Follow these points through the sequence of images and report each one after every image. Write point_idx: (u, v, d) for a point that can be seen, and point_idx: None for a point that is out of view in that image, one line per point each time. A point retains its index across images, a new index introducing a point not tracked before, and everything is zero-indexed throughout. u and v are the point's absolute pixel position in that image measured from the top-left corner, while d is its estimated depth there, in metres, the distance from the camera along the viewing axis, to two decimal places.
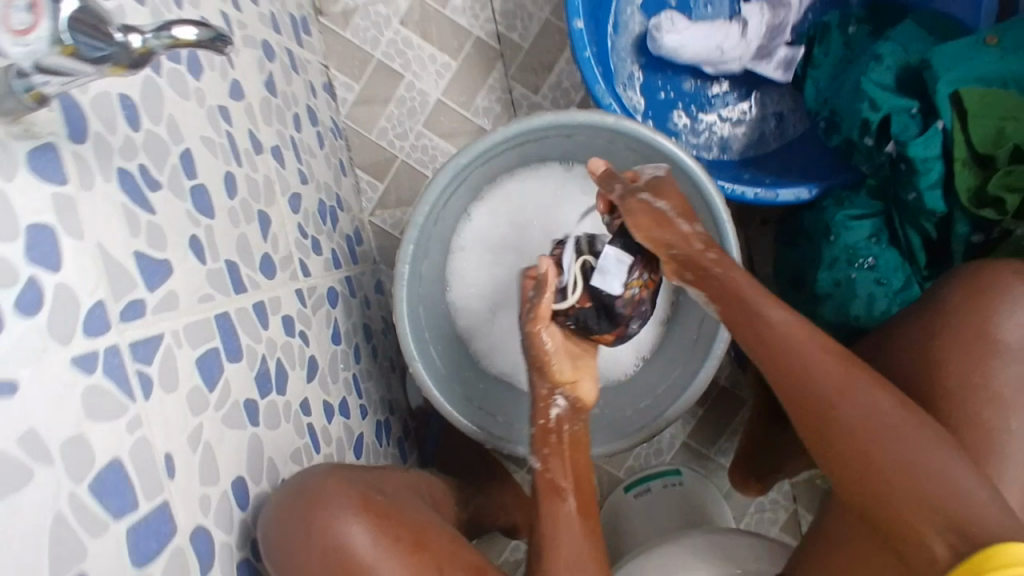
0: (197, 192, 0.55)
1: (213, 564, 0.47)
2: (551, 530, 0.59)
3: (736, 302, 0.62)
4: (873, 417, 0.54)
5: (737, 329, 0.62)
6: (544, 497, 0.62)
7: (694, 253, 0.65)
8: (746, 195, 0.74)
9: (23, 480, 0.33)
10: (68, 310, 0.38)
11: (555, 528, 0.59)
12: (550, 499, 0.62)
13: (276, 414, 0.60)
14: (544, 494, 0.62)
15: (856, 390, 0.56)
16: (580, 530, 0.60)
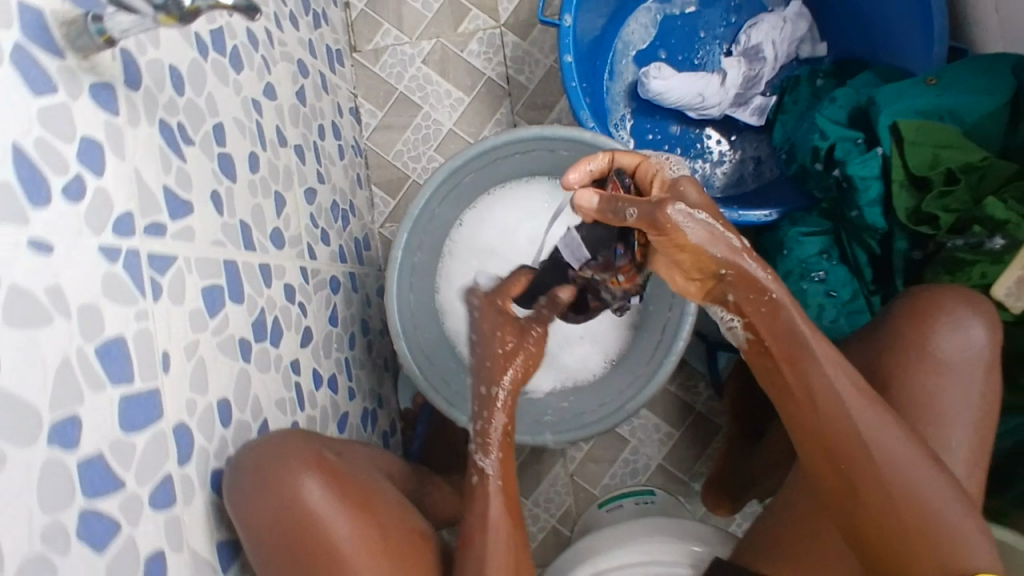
0: (224, 158, 0.65)
1: (191, 460, 0.54)
2: (476, 530, 0.61)
3: (779, 334, 0.60)
4: (893, 458, 0.60)
5: (771, 357, 0.62)
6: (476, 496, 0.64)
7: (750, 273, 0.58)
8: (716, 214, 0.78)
9: (48, 321, 0.41)
10: (102, 209, 0.47)
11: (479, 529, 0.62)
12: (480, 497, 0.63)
13: (267, 361, 0.68)
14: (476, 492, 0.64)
15: (874, 426, 0.61)
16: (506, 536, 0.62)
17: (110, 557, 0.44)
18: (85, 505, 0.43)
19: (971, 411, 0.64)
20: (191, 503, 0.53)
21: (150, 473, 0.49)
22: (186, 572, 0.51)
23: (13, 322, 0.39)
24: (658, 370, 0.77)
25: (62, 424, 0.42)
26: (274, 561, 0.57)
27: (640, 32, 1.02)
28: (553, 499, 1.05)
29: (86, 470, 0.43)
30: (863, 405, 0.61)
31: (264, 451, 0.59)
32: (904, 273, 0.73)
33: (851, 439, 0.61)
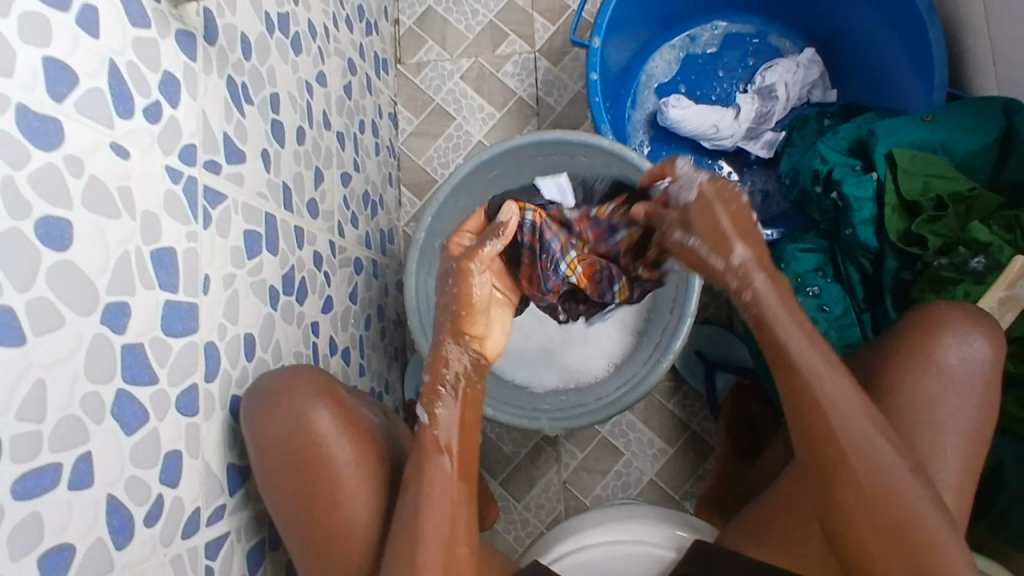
0: (276, 124, 0.72)
1: (215, 378, 0.57)
2: (425, 490, 0.59)
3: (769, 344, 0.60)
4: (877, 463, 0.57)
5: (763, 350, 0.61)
6: (424, 451, 0.61)
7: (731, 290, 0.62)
8: None
9: (116, 215, 0.47)
10: (172, 134, 0.53)
11: (428, 486, 0.59)
12: (431, 455, 0.60)
13: (292, 314, 0.72)
14: (424, 447, 0.61)
15: (854, 444, 0.58)
16: (451, 495, 0.60)
17: (135, 441, 0.48)
18: (122, 386, 0.47)
19: (974, 427, 0.63)
20: (210, 417, 0.57)
21: (180, 378, 0.53)
22: (196, 479, 0.54)
23: (88, 206, 0.44)
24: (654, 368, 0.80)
25: (114, 308, 0.46)
26: (277, 480, 0.61)
27: (664, 67, 1.10)
28: (544, 505, 1.06)
29: (127, 355, 0.47)
30: (852, 422, 0.58)
31: (278, 378, 0.62)
32: (893, 291, 0.77)
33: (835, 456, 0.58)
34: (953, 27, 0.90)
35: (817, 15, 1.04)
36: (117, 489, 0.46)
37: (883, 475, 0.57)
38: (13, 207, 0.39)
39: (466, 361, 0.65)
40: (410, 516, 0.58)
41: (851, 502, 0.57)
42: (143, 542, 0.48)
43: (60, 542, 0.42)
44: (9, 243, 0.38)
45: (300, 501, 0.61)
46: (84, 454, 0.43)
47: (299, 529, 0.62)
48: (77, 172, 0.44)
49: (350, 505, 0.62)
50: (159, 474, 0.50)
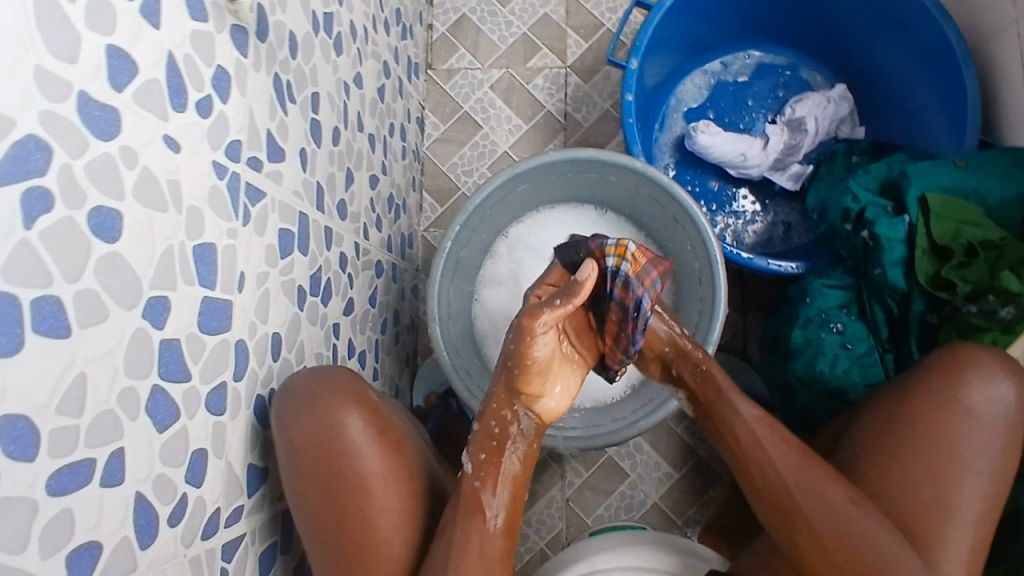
0: (315, 124, 0.71)
1: (244, 376, 0.57)
2: (463, 548, 0.61)
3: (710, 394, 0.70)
4: (828, 499, 0.61)
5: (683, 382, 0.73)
6: (468, 511, 0.63)
7: (687, 352, 0.72)
8: (751, 260, 0.84)
9: (165, 209, 0.46)
10: (221, 130, 0.53)
11: (467, 544, 0.62)
12: (473, 518, 0.63)
13: (316, 315, 0.72)
14: (468, 507, 0.63)
15: (802, 489, 0.63)
16: (490, 548, 0.63)
17: (166, 439, 0.47)
18: (158, 382, 0.46)
19: (998, 465, 0.63)
20: (236, 416, 0.56)
21: (211, 376, 0.52)
22: (219, 478, 0.53)
23: (139, 199, 0.44)
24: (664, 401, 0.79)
25: (155, 302, 0.45)
26: (303, 484, 0.60)
27: (694, 91, 1.11)
28: (545, 521, 1.05)
29: (164, 351, 0.46)
30: (800, 466, 0.64)
31: (314, 378, 0.62)
32: (918, 333, 0.77)
33: (784, 496, 0.63)
34: (988, 73, 0.91)
35: (850, 52, 1.05)
36: (145, 487, 0.45)
37: (846, 518, 0.60)
38: (68, 196, 0.38)
39: (527, 424, 0.69)
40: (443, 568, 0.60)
41: (808, 541, 0.62)
42: (165, 541, 0.47)
43: (89, 539, 0.41)
44: (63, 233, 0.38)
45: (325, 502, 0.61)
46: (117, 450, 0.43)
47: (318, 531, 0.61)
48: (131, 163, 0.43)
49: (377, 516, 0.62)
50: (185, 473, 0.49)
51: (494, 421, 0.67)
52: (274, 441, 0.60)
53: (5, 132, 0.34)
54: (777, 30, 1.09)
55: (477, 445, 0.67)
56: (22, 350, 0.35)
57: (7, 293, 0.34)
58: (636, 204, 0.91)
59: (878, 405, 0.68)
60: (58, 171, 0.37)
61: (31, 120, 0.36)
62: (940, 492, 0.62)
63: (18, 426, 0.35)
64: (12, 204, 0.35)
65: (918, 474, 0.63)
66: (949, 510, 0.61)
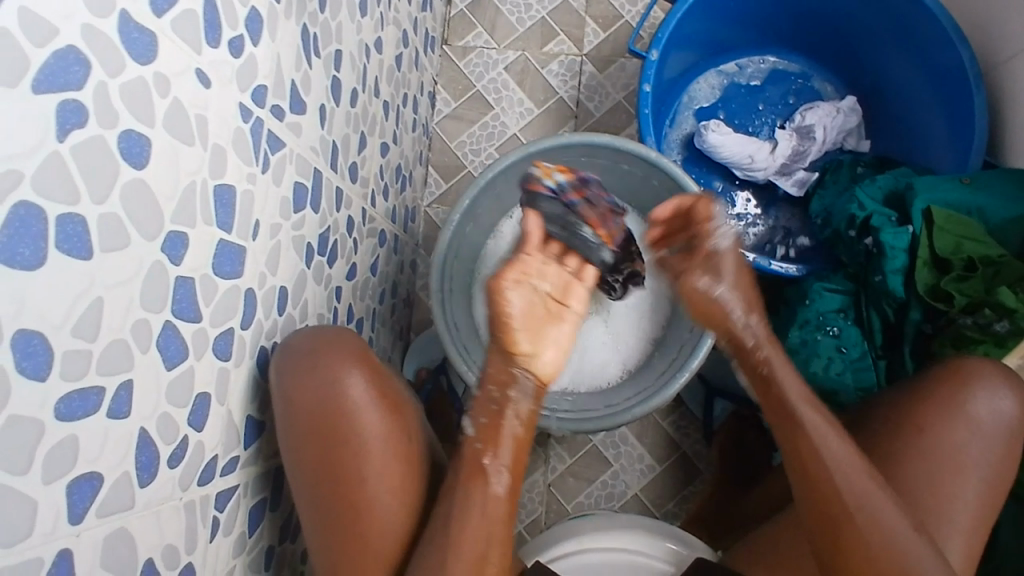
0: (336, 81, 0.70)
1: (250, 325, 0.56)
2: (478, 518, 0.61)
3: (777, 401, 0.67)
4: (877, 518, 0.61)
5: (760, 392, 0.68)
6: (471, 478, 0.62)
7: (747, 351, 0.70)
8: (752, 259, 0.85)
9: (191, 143, 0.45)
10: (249, 72, 0.52)
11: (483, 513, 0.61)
12: (478, 481, 0.62)
13: (321, 275, 0.71)
14: (470, 473, 0.62)
15: (862, 495, 0.62)
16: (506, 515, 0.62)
17: (173, 377, 0.46)
18: (169, 319, 0.45)
19: (993, 474, 0.65)
20: (241, 365, 0.55)
21: (221, 320, 0.51)
22: (220, 426, 0.52)
23: (168, 128, 0.43)
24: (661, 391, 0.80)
25: (175, 237, 0.44)
26: (304, 442, 0.59)
27: (707, 91, 1.12)
28: (525, 505, 1.05)
29: (179, 289, 0.45)
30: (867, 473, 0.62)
31: (314, 336, 0.61)
32: (912, 341, 0.79)
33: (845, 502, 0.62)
34: (995, 98, 0.94)
35: (863, 65, 1.06)
36: (149, 424, 0.44)
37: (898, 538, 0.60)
38: (101, 114, 0.37)
39: (526, 385, 0.65)
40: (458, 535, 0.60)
41: (849, 548, 0.61)
42: (163, 482, 0.46)
43: (91, 469, 0.39)
44: (92, 151, 0.37)
45: (322, 463, 0.60)
46: (126, 382, 0.41)
47: (316, 491, 0.60)
48: (164, 92, 0.42)
49: (373, 478, 0.61)
50: (189, 415, 0.48)
51: (495, 387, 0.65)
52: (271, 399, 0.59)
53: (48, 39, 0.34)
54: (794, 37, 1.10)
55: (477, 410, 0.64)
56: (43, 265, 0.34)
57: (34, 204, 0.33)
58: (646, 196, 0.92)
59: (882, 408, 0.70)
60: (94, 88, 0.37)
61: (72, 32, 0.35)
62: (941, 502, 0.64)
63: (32, 342, 0.34)
64: (45, 113, 0.34)
65: (923, 480, 0.64)
66: (945, 517, 0.63)
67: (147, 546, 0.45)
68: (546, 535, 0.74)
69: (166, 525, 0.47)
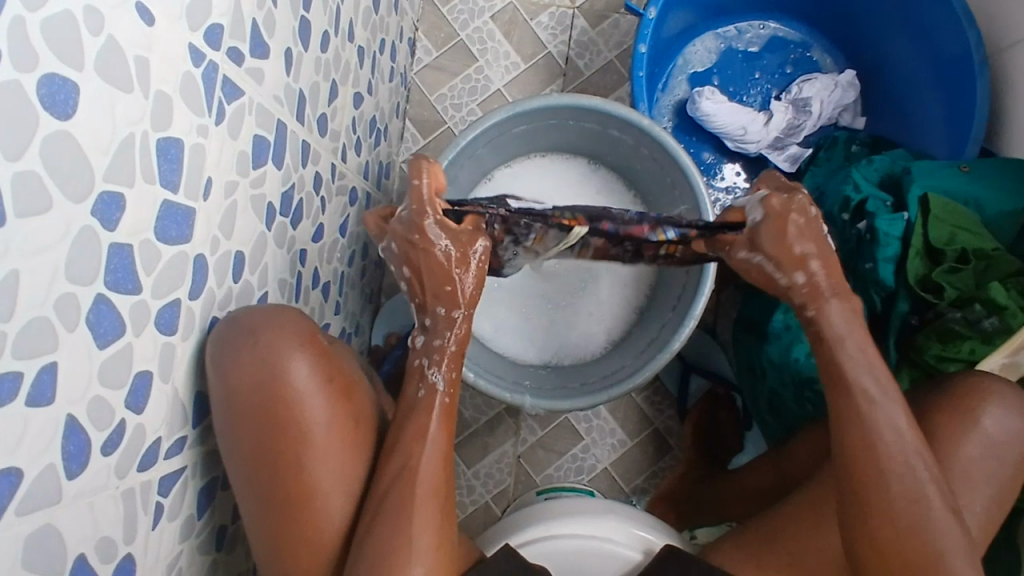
0: (305, 23, 0.64)
1: (200, 295, 0.50)
2: (405, 517, 0.57)
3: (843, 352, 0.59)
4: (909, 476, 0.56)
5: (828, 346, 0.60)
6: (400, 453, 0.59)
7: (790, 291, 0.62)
8: None
9: (129, 90, 0.39)
10: (202, 8, 0.45)
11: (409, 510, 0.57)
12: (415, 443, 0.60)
13: (284, 237, 0.65)
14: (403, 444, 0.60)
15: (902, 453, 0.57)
16: (437, 514, 0.59)
17: (108, 356, 0.40)
18: (103, 291, 0.39)
19: (969, 474, 0.63)
20: (188, 339, 0.50)
21: (164, 291, 0.45)
22: (164, 406, 0.47)
23: (100, 71, 0.36)
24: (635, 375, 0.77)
25: (109, 197, 0.38)
26: (243, 424, 0.54)
27: (703, 54, 1.06)
28: (493, 475, 1.02)
29: (115, 256, 0.40)
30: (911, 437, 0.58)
31: (259, 312, 0.55)
32: (897, 333, 0.75)
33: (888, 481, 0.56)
34: (1000, 83, 0.90)
35: (864, 37, 1.02)
36: (79, 409, 0.39)
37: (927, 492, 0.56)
38: (17, 55, 0.31)
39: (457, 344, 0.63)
40: (380, 518, 0.57)
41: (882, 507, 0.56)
42: (97, 472, 0.41)
43: (8, 464, 0.34)
44: (5, 100, 0.31)
45: (261, 448, 0.56)
46: (50, 364, 0.36)
47: (255, 475, 0.56)
48: (97, 29, 0.36)
49: (314, 466, 0.57)
50: (127, 397, 0.43)
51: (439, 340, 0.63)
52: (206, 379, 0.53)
53: None
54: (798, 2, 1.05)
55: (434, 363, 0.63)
56: None
57: None
58: (633, 164, 0.87)
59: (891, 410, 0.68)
60: (9, 24, 0.30)
61: None
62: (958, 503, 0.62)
63: None
64: None
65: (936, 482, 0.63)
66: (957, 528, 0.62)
67: (78, 540, 0.41)
68: (532, 510, 0.72)
69: (100, 516, 0.42)
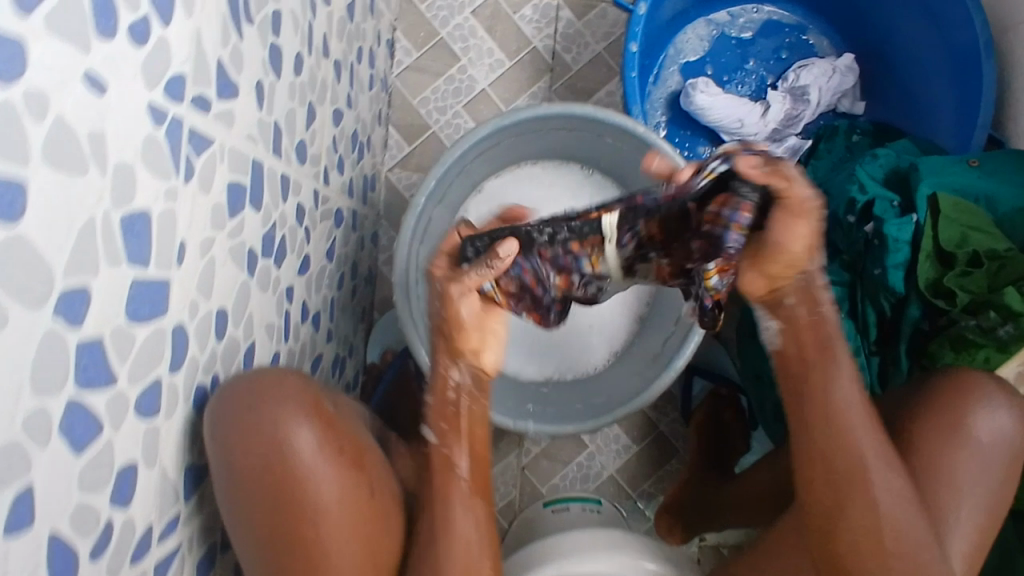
0: (275, 50, 0.59)
1: (181, 367, 0.47)
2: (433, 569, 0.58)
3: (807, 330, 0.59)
4: (858, 450, 0.57)
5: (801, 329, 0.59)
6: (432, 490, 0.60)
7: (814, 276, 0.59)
8: None
9: (85, 172, 0.35)
10: (159, 62, 0.41)
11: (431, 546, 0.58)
12: (444, 475, 0.61)
13: (268, 279, 0.61)
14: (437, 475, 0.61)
15: (852, 424, 0.58)
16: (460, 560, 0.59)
17: (87, 459, 0.37)
18: (75, 394, 0.36)
19: (977, 487, 0.61)
20: (172, 415, 0.46)
21: (142, 373, 0.42)
22: (153, 491, 0.45)
23: (50, 160, 0.33)
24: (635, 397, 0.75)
25: (73, 294, 0.35)
26: (251, 503, 0.53)
27: (695, 42, 1.02)
28: (498, 488, 1.01)
29: (84, 353, 0.36)
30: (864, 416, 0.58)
31: (256, 384, 0.54)
32: (909, 340, 0.73)
33: (841, 463, 0.57)
34: (1005, 65, 0.87)
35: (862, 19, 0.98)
36: (61, 523, 0.36)
37: (876, 466, 0.57)
38: None
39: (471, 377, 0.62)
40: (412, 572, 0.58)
41: (842, 477, 0.57)
42: None
43: None
44: None
45: (272, 526, 0.54)
46: (24, 489, 0.33)
47: (268, 556, 0.54)
48: (40, 114, 0.32)
49: (330, 542, 0.55)
50: (110, 495, 0.40)
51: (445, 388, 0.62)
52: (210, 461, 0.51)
53: None
54: None
55: (433, 416, 0.62)
56: None
57: None
58: (629, 171, 0.83)
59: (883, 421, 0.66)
60: None
61: None
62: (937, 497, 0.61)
63: None
64: None
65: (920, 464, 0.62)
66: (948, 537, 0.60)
67: None
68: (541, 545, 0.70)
69: None
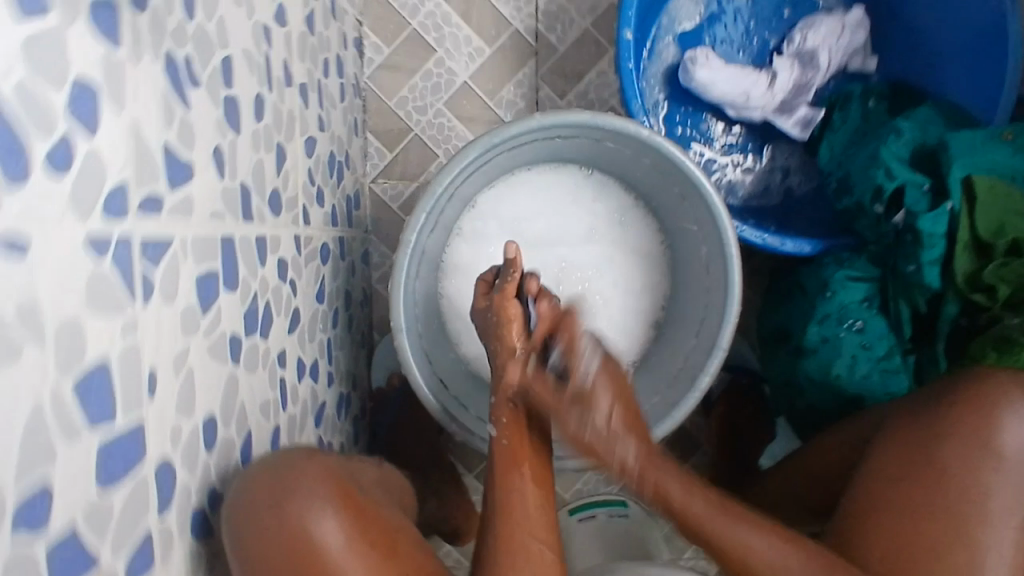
0: (230, 103, 0.51)
1: (171, 503, 0.42)
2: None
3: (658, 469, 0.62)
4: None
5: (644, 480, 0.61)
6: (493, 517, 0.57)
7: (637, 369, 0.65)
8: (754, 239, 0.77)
9: (18, 357, 0.29)
10: (93, 183, 0.34)
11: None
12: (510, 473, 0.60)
13: (256, 358, 0.56)
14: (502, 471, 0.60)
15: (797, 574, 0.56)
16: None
17: None
18: None
19: (1010, 515, 0.56)
20: (169, 557, 0.42)
21: (127, 535, 0.37)
22: None
23: None
24: (661, 420, 0.72)
25: (31, 500, 0.30)
26: None
27: (690, 8, 0.93)
28: None
29: (57, 553, 0.32)
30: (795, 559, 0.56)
31: (272, 477, 0.51)
32: (948, 338, 0.70)
33: None
34: None
35: None
36: None
37: None
38: None
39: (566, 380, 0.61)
40: None
41: None
42: None
43: None
44: None
45: None
46: None
47: None
48: None
49: None
50: None
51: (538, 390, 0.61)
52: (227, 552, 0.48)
53: None
54: None
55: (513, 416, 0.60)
56: None
57: None
58: (633, 170, 0.78)
59: (893, 439, 0.64)
60: None
61: None
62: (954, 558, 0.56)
63: None
64: None
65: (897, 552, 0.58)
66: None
67: None
68: None
69: None
